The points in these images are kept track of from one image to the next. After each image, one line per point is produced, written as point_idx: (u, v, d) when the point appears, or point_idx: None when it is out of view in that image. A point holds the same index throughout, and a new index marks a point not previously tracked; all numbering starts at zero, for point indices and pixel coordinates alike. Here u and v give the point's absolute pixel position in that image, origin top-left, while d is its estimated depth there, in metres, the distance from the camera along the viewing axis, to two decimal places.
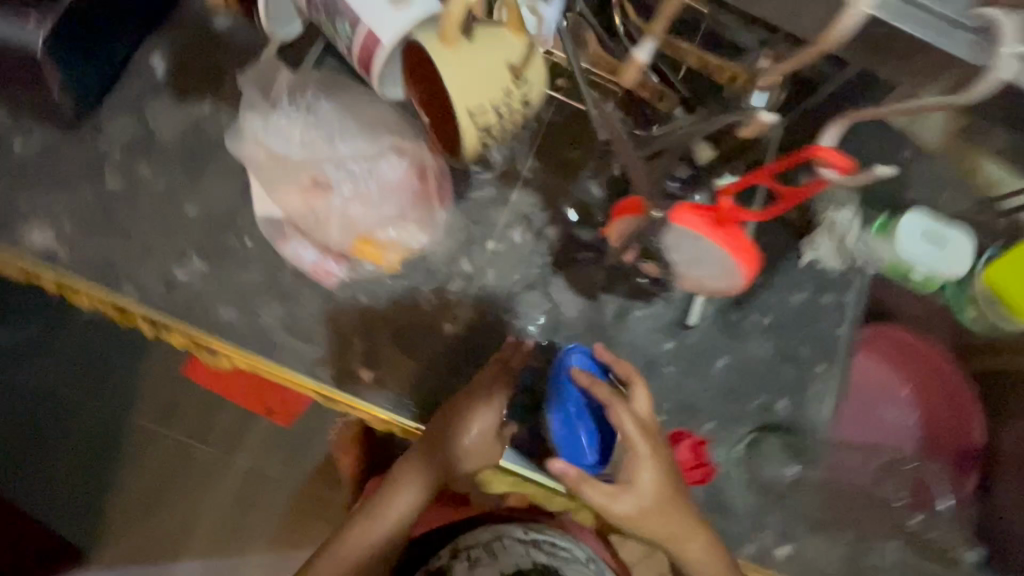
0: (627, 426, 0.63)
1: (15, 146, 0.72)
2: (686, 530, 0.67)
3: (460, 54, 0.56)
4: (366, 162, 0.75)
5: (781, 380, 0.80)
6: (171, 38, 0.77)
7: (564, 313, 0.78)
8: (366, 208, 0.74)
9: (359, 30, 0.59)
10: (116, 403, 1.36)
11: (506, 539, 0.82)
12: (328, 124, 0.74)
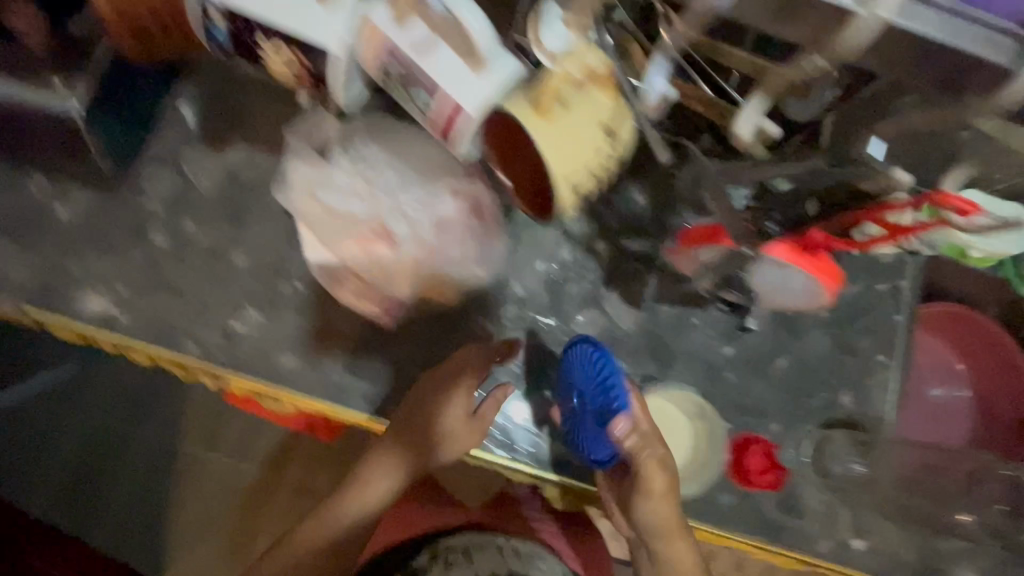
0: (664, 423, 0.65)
1: (57, 211, 0.71)
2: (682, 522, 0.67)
3: (557, 124, 0.54)
4: (424, 208, 0.71)
5: (842, 374, 0.79)
6: (196, 82, 0.75)
7: (619, 327, 0.77)
8: (430, 255, 0.71)
9: (440, 99, 0.55)
10: (161, 430, 1.29)
11: (484, 545, 0.80)
12: (383, 171, 0.71)
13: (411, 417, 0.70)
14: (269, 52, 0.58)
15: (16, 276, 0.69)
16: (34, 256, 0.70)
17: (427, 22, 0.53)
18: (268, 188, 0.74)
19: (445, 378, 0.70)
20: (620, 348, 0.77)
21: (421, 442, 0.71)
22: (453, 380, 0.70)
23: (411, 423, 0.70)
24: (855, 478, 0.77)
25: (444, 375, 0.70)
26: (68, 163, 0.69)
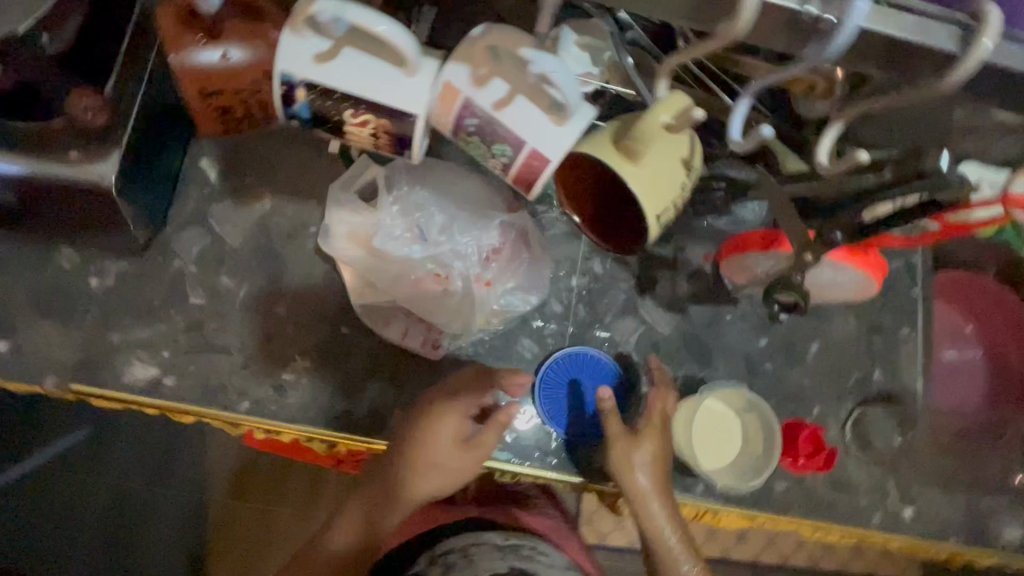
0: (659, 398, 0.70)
1: (90, 283, 0.70)
2: (656, 490, 0.69)
3: (645, 166, 0.49)
4: (479, 246, 0.72)
5: (871, 352, 0.83)
6: (216, 139, 0.75)
7: (659, 332, 0.79)
8: (486, 288, 0.72)
9: (521, 152, 0.49)
10: (185, 488, 1.26)
11: (482, 545, 0.76)
12: (432, 212, 0.71)
13: (395, 444, 0.70)
14: (350, 123, 0.52)
15: (55, 354, 0.68)
16: (72, 331, 0.69)
17: (510, 74, 0.48)
18: (299, 235, 0.74)
19: (428, 404, 0.68)
20: (662, 352, 0.78)
21: (412, 473, 0.71)
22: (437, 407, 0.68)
23: (398, 456, 0.69)
24: (897, 448, 0.80)
25: (428, 400, 0.68)
26: (97, 234, 0.68)
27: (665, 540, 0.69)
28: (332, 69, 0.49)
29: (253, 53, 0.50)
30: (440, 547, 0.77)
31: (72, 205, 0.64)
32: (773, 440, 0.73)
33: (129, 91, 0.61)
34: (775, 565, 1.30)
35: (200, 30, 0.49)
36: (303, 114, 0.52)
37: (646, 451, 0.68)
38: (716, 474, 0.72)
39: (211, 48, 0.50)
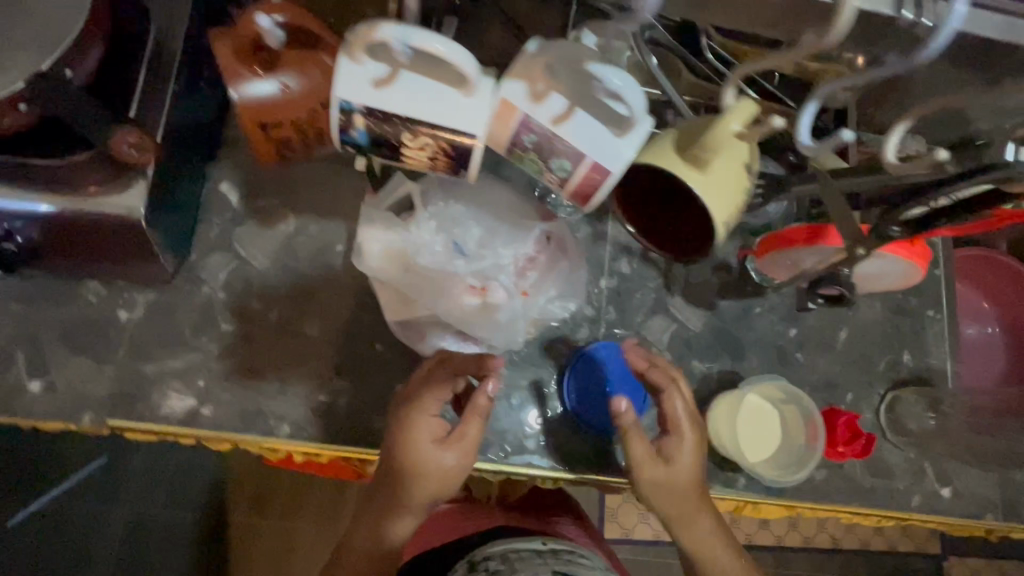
0: (676, 409, 0.66)
1: (119, 316, 0.69)
2: (693, 509, 0.67)
3: (713, 173, 0.45)
4: (521, 256, 0.68)
5: (899, 335, 0.83)
6: (235, 162, 0.74)
7: (690, 328, 0.79)
8: (528, 300, 0.68)
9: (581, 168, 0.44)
10: (206, 514, 1.23)
11: (522, 552, 0.68)
12: (470, 223, 0.67)
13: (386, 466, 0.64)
14: (408, 148, 0.45)
15: (89, 390, 0.67)
16: (104, 366, 0.68)
17: (569, 83, 0.42)
18: (325, 254, 0.73)
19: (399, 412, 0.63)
20: (694, 349, 0.78)
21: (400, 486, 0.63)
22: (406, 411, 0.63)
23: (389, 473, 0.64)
24: (930, 429, 0.80)
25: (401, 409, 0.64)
26: (125, 265, 0.67)
27: (712, 555, 0.69)
28: (395, 96, 0.42)
29: (306, 79, 0.55)
30: (479, 555, 0.69)
31: (100, 238, 0.63)
32: (816, 432, 0.73)
33: (151, 119, 0.61)
34: (798, 548, 1.32)
35: (268, 70, 0.55)
36: (359, 141, 0.45)
37: (678, 473, 0.66)
38: (759, 468, 0.73)
39: (268, 81, 0.55)
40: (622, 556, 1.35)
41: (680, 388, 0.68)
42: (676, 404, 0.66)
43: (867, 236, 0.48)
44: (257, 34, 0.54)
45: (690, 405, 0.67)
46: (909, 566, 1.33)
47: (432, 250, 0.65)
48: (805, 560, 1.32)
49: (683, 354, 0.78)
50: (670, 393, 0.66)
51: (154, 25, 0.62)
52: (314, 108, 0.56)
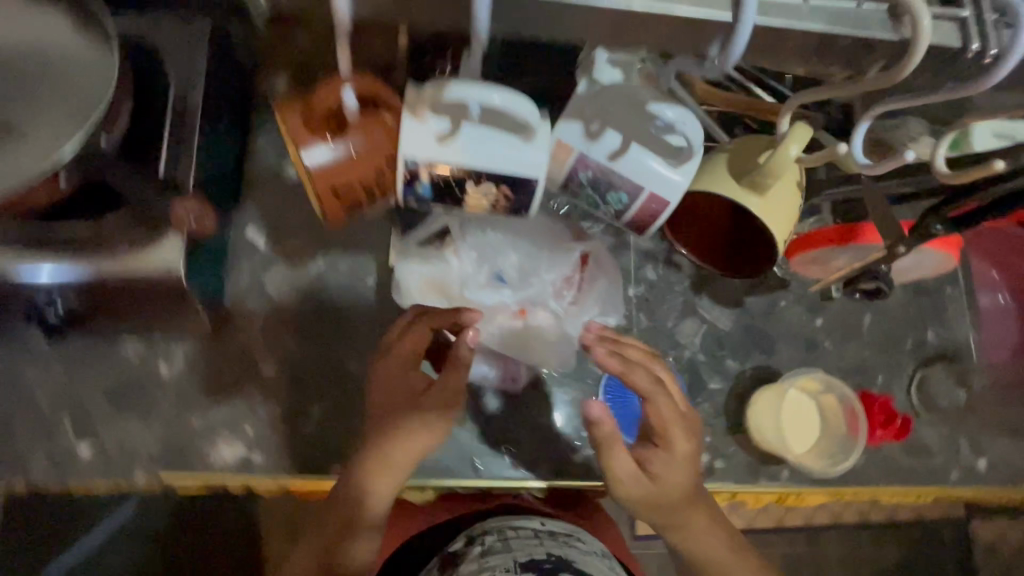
0: (660, 413, 0.59)
1: (160, 369, 0.69)
2: (689, 518, 0.60)
3: (768, 199, 0.47)
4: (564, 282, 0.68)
5: (922, 314, 0.85)
6: (259, 206, 0.75)
7: (720, 328, 0.80)
8: (571, 323, 0.69)
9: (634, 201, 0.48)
10: None
11: (520, 530, 0.59)
12: (513, 254, 0.66)
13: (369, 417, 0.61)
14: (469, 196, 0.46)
15: (139, 447, 0.67)
16: (151, 420, 0.68)
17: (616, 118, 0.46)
18: (356, 289, 0.74)
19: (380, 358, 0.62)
20: (726, 348, 0.80)
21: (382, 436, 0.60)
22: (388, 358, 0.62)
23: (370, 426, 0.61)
24: (960, 403, 0.82)
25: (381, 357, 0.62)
26: (162, 319, 0.67)
27: (719, 565, 0.61)
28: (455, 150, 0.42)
29: (371, 141, 0.44)
30: (474, 526, 0.61)
31: (138, 296, 0.63)
32: (857, 421, 0.75)
33: (181, 175, 0.61)
34: (829, 525, 1.33)
35: (327, 131, 0.43)
36: (423, 194, 0.45)
37: (667, 490, 0.58)
38: (803, 460, 0.74)
39: (328, 149, 0.43)
40: None
41: (664, 390, 0.60)
42: (661, 411, 0.59)
43: (908, 234, 0.48)
44: (331, 103, 0.43)
45: (677, 408, 0.60)
46: (938, 532, 1.35)
47: (475, 283, 0.65)
48: (834, 536, 1.34)
49: (716, 353, 0.79)
50: (653, 399, 0.59)
51: (173, 83, 0.63)
52: (382, 167, 0.45)
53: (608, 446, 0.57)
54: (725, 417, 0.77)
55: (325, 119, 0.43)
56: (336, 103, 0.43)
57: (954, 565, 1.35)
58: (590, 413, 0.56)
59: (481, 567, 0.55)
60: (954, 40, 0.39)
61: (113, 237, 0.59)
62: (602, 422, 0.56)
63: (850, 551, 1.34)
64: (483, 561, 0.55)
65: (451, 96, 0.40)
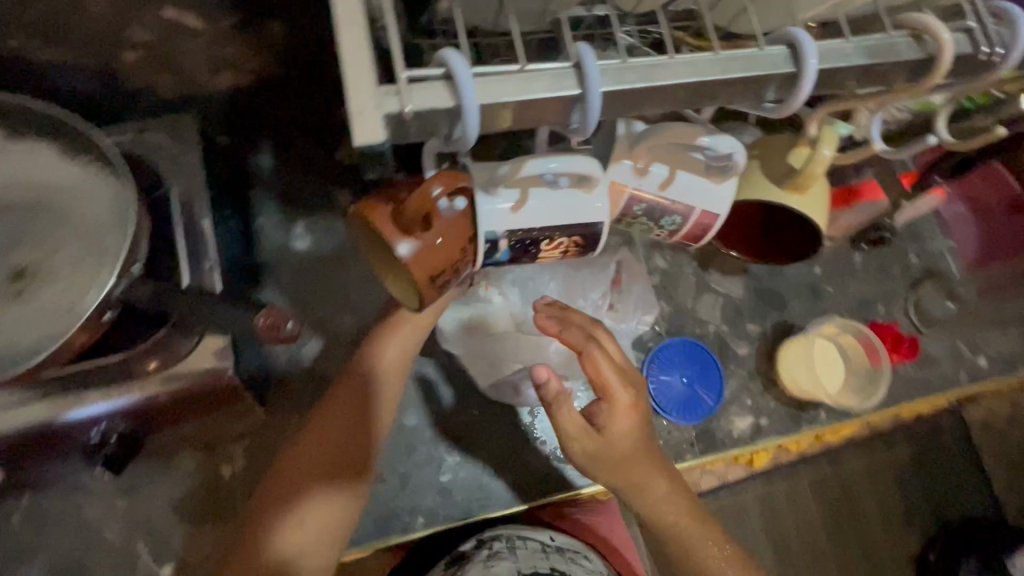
0: (603, 370, 0.56)
1: (223, 472, 0.68)
2: (647, 474, 0.58)
3: (808, 194, 0.46)
4: (598, 293, 0.68)
5: (903, 240, 0.92)
6: (276, 284, 0.75)
7: (734, 296, 0.85)
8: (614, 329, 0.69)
9: (690, 221, 0.43)
10: None
11: (528, 541, 0.72)
12: (544, 277, 0.68)
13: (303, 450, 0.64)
14: (543, 251, 0.41)
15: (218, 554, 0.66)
16: (225, 525, 0.67)
17: (670, 152, 0.40)
18: None
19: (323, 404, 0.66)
20: (745, 314, 0.85)
21: (325, 472, 0.63)
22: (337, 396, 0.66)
23: (312, 455, 0.63)
24: (953, 311, 0.90)
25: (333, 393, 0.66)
26: (215, 420, 0.67)
27: (669, 525, 0.59)
28: (528, 218, 0.38)
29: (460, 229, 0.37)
30: (487, 532, 0.74)
31: (187, 404, 0.62)
32: (876, 352, 0.81)
33: (208, 277, 0.61)
34: (846, 445, 1.43)
35: (420, 228, 0.35)
36: (503, 261, 0.41)
37: (611, 444, 0.56)
38: (838, 400, 0.81)
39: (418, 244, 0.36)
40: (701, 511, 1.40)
41: (603, 345, 0.57)
42: (598, 363, 0.56)
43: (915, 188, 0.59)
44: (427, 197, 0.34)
45: (618, 363, 0.56)
46: (941, 423, 1.47)
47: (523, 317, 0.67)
48: (855, 451, 1.45)
49: (737, 321, 0.84)
50: (589, 353, 0.56)
51: (174, 187, 0.63)
52: (463, 248, 0.37)
53: (560, 403, 0.57)
54: (759, 377, 0.82)
55: (416, 224, 0.34)
56: (431, 206, 0.34)
57: (962, 447, 1.47)
58: (534, 376, 0.56)
59: (488, 570, 0.68)
60: (966, 47, 0.31)
61: (163, 352, 0.59)
62: (549, 382, 0.56)
63: (871, 460, 1.45)
64: (491, 563, 0.69)
65: (524, 173, 0.36)
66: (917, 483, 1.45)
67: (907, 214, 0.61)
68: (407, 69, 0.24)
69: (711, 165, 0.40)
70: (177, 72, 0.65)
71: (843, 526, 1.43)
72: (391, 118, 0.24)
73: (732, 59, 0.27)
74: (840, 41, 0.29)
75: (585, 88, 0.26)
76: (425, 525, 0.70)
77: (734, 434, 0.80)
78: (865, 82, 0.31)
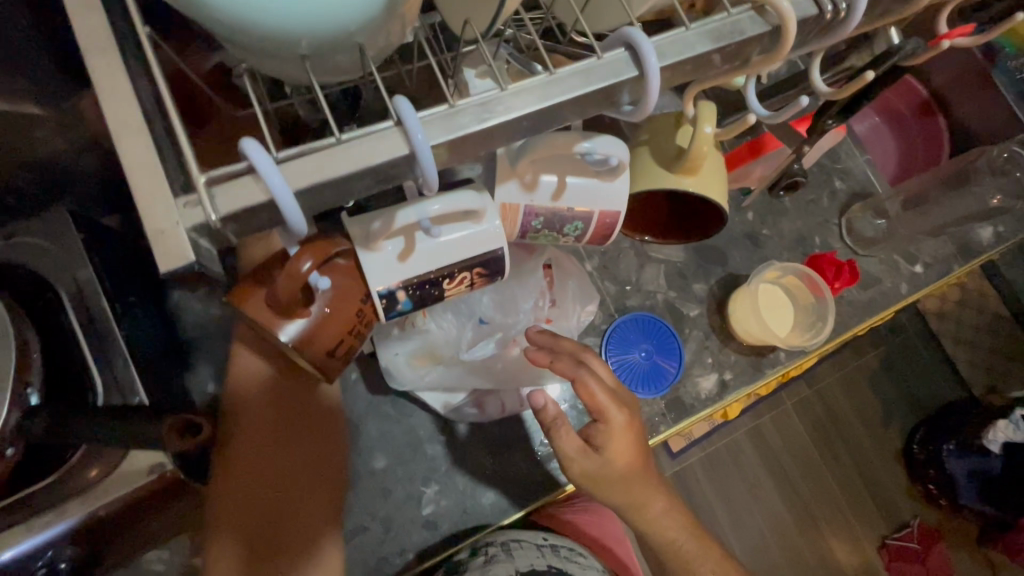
0: (595, 393, 0.57)
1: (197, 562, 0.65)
2: (647, 491, 0.62)
3: (703, 173, 0.46)
4: (533, 296, 0.66)
5: (825, 168, 0.93)
6: (207, 359, 0.71)
7: (675, 259, 0.85)
8: (558, 327, 0.68)
9: (590, 223, 0.43)
10: None
11: (523, 541, 0.73)
12: (476, 295, 0.65)
13: (244, 500, 0.61)
14: (447, 289, 0.41)
15: None
16: None
17: (555, 163, 0.40)
18: (346, 389, 0.71)
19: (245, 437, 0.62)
20: (689, 276, 0.85)
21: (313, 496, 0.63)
22: (265, 425, 0.63)
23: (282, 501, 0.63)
24: (885, 227, 0.91)
25: (234, 433, 0.62)
26: (175, 511, 0.63)
27: (662, 533, 0.64)
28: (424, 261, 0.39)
29: (345, 295, 0.39)
30: (479, 538, 0.73)
31: (137, 509, 0.58)
32: (817, 285, 0.83)
33: (123, 374, 0.56)
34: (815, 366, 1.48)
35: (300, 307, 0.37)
36: (409, 310, 0.41)
37: (612, 462, 0.58)
38: (791, 339, 0.82)
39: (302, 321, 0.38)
40: (696, 460, 1.44)
41: (592, 370, 0.59)
42: (591, 386, 0.58)
43: (811, 133, 0.55)
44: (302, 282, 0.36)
45: (608, 387, 0.59)
46: (897, 324, 1.54)
47: (465, 340, 0.65)
48: (826, 368, 1.51)
49: (683, 284, 0.84)
50: (581, 379, 0.58)
51: (61, 286, 0.57)
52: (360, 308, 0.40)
53: (558, 425, 0.59)
54: (716, 333, 0.83)
55: (294, 301, 0.36)
56: (302, 278, 0.35)
57: (922, 340, 1.54)
58: (533, 400, 0.59)
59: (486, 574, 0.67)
60: (811, 11, 0.29)
61: (97, 460, 0.55)
62: (547, 406, 0.58)
63: (841, 374, 1.52)
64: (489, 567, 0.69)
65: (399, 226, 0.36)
66: (888, 385, 1.51)
67: (813, 155, 0.62)
68: (205, 174, 0.24)
69: (598, 169, 0.39)
70: (33, 162, 0.59)
71: (830, 439, 1.49)
72: (193, 230, 0.24)
73: (568, 78, 0.26)
74: (681, 30, 0.27)
75: (413, 148, 0.24)
76: (419, 560, 0.68)
77: (703, 396, 0.80)
78: (721, 68, 0.29)
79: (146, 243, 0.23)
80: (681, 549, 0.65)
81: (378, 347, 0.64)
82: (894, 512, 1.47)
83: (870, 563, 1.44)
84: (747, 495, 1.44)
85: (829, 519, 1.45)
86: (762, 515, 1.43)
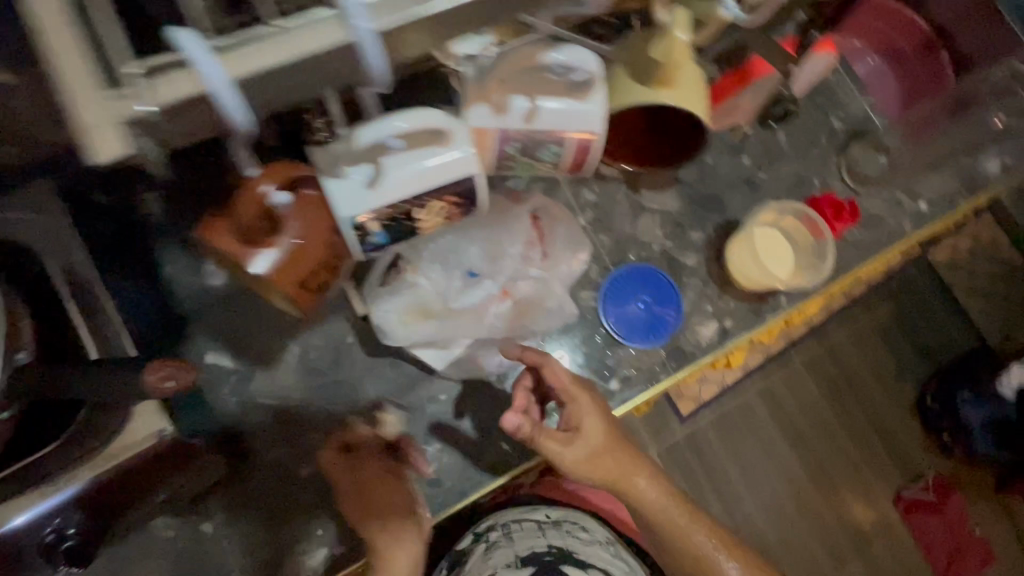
0: (562, 377, 0.61)
1: (205, 530, 0.67)
2: (628, 465, 0.63)
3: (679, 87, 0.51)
4: (520, 245, 0.68)
5: (826, 108, 0.89)
6: (206, 329, 0.71)
7: (670, 210, 0.83)
8: (548, 274, 0.68)
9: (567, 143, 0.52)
10: None
11: (524, 522, 0.74)
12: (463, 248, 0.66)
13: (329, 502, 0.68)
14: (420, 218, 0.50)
15: None
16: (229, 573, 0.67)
17: (524, 82, 0.50)
18: (342, 354, 0.71)
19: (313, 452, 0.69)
20: (685, 225, 0.83)
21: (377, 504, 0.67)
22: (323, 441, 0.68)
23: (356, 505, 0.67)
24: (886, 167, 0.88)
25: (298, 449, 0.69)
26: (181, 483, 0.62)
27: (649, 502, 0.64)
28: (410, 172, 0.47)
29: (310, 225, 0.48)
30: (482, 523, 0.76)
31: (139, 478, 0.57)
32: (819, 227, 0.81)
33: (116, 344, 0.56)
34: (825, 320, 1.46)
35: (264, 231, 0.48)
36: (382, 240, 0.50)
37: (590, 440, 0.61)
38: (793, 281, 0.80)
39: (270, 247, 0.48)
40: (708, 419, 1.43)
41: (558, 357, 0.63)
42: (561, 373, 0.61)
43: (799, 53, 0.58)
44: (262, 206, 0.47)
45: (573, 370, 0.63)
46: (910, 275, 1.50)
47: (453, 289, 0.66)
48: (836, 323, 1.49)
49: (680, 234, 0.82)
50: (549, 367, 0.62)
51: (50, 262, 0.57)
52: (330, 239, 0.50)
53: (538, 432, 0.59)
54: (714, 282, 0.81)
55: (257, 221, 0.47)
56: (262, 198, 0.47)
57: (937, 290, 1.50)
58: (509, 425, 0.58)
59: (488, 562, 0.71)
60: None
61: (95, 434, 0.54)
62: (523, 426, 0.58)
63: (852, 326, 1.49)
64: (490, 553, 0.72)
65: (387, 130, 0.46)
66: (900, 337, 1.49)
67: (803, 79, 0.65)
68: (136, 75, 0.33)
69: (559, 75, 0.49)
70: None
71: (842, 395, 1.48)
72: (120, 121, 0.33)
73: None
74: None
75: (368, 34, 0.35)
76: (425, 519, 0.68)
77: (700, 350, 0.79)
78: None
79: (79, 133, 0.32)
80: (671, 518, 0.65)
81: (369, 306, 0.64)
82: (909, 464, 1.46)
83: (885, 517, 1.43)
84: (761, 452, 1.43)
85: (841, 474, 1.45)
86: (774, 473, 1.43)
